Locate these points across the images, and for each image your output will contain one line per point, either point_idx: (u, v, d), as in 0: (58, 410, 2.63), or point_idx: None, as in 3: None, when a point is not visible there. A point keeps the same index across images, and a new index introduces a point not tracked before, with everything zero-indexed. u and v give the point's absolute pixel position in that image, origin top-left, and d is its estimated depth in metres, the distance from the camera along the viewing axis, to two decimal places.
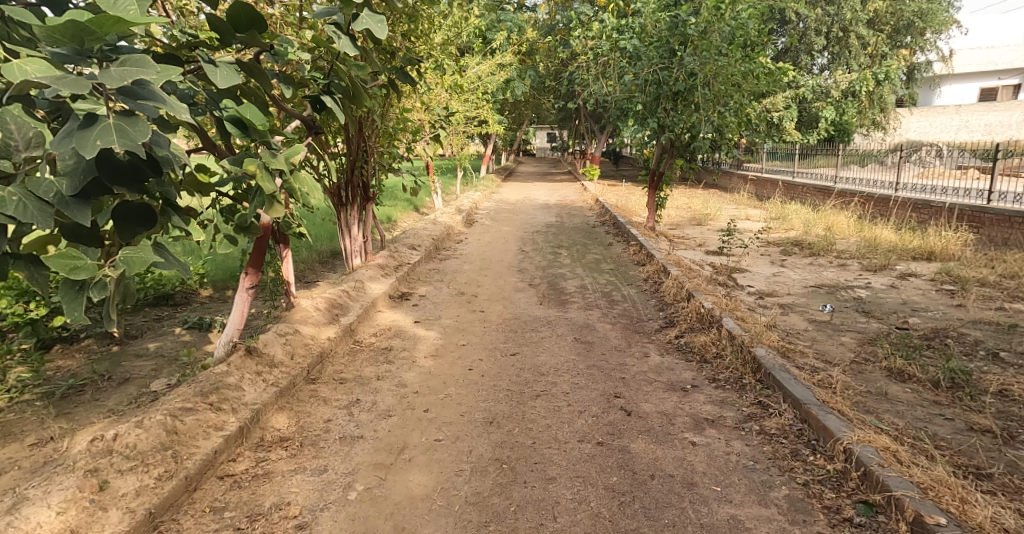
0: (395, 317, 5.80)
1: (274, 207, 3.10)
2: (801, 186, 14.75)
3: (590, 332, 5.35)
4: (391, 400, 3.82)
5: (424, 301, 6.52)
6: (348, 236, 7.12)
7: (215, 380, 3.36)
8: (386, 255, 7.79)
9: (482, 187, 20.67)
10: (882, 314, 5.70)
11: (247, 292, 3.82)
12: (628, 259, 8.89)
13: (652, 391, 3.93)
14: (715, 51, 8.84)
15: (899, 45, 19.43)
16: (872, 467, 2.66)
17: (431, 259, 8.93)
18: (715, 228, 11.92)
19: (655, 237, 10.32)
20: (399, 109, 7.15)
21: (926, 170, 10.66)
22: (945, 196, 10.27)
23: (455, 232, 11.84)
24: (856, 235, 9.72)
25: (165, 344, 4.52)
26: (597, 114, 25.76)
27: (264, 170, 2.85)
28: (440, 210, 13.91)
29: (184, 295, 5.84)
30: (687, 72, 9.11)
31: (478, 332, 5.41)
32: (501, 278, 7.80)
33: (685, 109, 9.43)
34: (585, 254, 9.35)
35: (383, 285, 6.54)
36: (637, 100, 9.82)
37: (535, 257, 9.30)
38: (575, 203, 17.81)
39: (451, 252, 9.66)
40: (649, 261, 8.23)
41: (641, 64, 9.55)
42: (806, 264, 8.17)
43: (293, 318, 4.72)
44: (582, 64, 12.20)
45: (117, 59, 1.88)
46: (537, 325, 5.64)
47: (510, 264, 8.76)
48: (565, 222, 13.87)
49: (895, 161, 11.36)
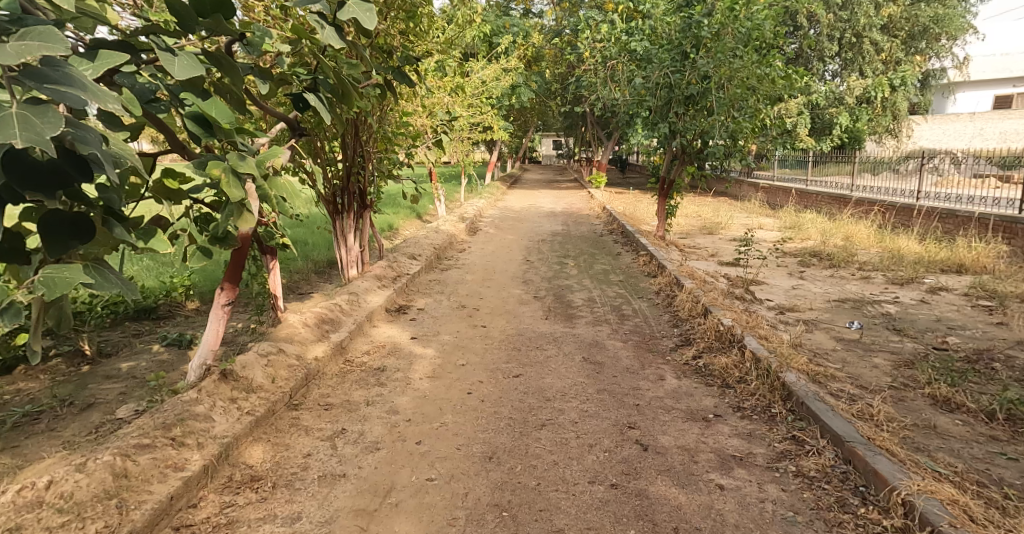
0: (392, 333, 5.42)
1: (245, 216, 2.76)
2: (814, 194, 14.34)
3: (599, 352, 4.97)
4: (381, 429, 3.46)
5: (423, 315, 6.15)
6: (344, 245, 6.78)
7: (181, 409, 2.99)
8: (385, 265, 7.44)
9: (486, 195, 20.35)
10: (917, 333, 5.29)
11: (223, 310, 3.43)
12: (638, 270, 8.50)
13: (670, 422, 3.54)
14: (730, 53, 8.47)
15: (914, 50, 19.04)
16: (941, 526, 2.27)
17: (431, 268, 8.58)
18: (728, 238, 11.54)
19: (665, 247, 9.94)
20: (398, 110, 6.83)
21: (943, 179, 10.39)
22: (964, 205, 9.96)
23: (457, 241, 11.49)
24: (877, 245, 9.32)
25: (138, 364, 4.15)
26: (604, 121, 25.45)
27: (231, 176, 2.47)
28: (443, 218, 13.57)
29: (168, 308, 5.50)
30: (700, 75, 8.75)
31: (479, 351, 5.03)
32: (505, 290, 7.44)
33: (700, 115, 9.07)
34: (593, 265, 8.98)
35: (380, 298, 6.19)
36: (647, 105, 9.46)
37: (540, 267, 8.93)
38: (582, 211, 17.45)
39: (453, 262, 9.31)
40: (660, 272, 7.85)
41: (651, 67, 9.21)
42: (827, 276, 7.77)
43: (278, 336, 4.36)
44: (590, 68, 11.85)
45: (21, 36, 1.52)
46: (543, 342, 5.27)
47: (514, 274, 8.39)
48: (572, 230, 13.51)
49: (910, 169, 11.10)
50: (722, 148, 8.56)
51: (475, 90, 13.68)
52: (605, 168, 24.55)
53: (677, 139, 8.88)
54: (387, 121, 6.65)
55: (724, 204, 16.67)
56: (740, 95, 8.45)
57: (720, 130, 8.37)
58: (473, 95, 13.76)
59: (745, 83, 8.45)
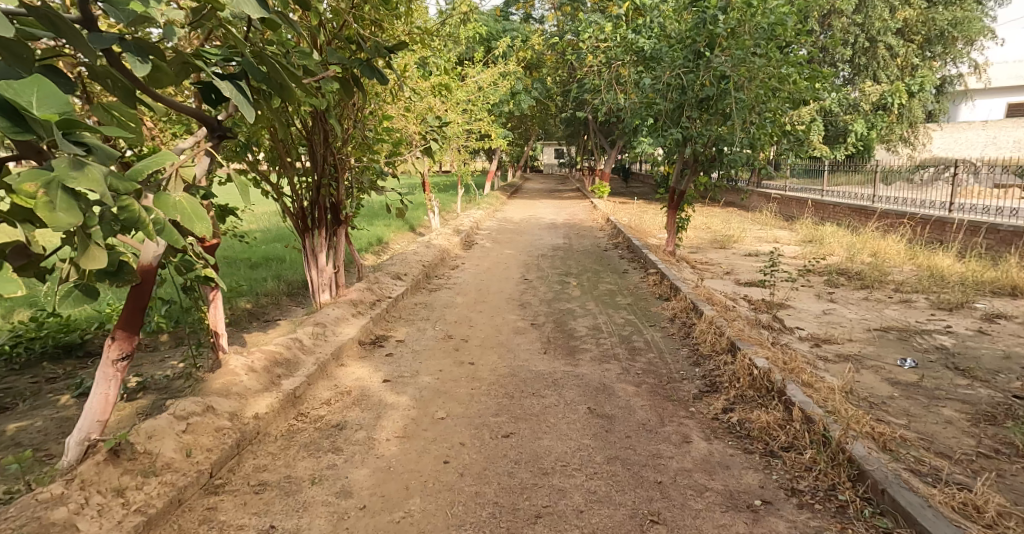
0: (362, 374, 4.58)
1: (95, 252, 1.77)
2: (831, 205, 13.56)
3: (608, 400, 4.13)
4: (324, 524, 2.61)
5: (403, 349, 5.32)
6: (315, 267, 5.99)
7: (32, 517, 2.21)
8: (364, 287, 6.62)
9: (485, 205, 19.60)
10: (986, 374, 4.46)
11: (115, 367, 2.58)
12: (647, 291, 7.69)
13: (705, 512, 2.70)
14: (749, 50, 7.68)
15: (930, 55, 18.32)
16: None
17: (419, 289, 7.76)
18: (742, 254, 10.74)
19: (676, 264, 9.17)
20: (375, 110, 6.03)
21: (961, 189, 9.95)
22: (987, 216, 9.49)
23: (450, 256, 10.69)
24: (910, 263, 8.50)
25: (32, 425, 3.32)
26: (607, 128, 24.71)
27: (67, 196, 1.57)
28: (436, 231, 12.79)
29: (98, 343, 4.67)
30: (716, 75, 7.96)
31: (465, 398, 4.18)
32: (499, 316, 6.61)
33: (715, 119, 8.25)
34: (597, 285, 8.18)
35: (354, 328, 5.35)
36: (656, 108, 8.66)
37: (540, 287, 8.11)
38: (584, 222, 16.68)
39: (444, 281, 8.50)
40: (673, 295, 7.03)
41: (661, 67, 8.40)
42: (860, 299, 6.95)
43: (211, 387, 3.51)
44: (592, 69, 11.07)
45: None
46: (540, 385, 4.43)
47: (511, 296, 7.57)
48: (574, 244, 12.69)
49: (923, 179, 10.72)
50: (742, 156, 7.72)
51: (469, 95, 12.89)
52: (608, 178, 23.82)
53: (691, 146, 8.05)
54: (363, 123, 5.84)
55: (734, 215, 15.86)
56: (761, 97, 7.64)
57: (740, 136, 7.53)
58: (468, 100, 12.98)
59: (766, 83, 7.64)
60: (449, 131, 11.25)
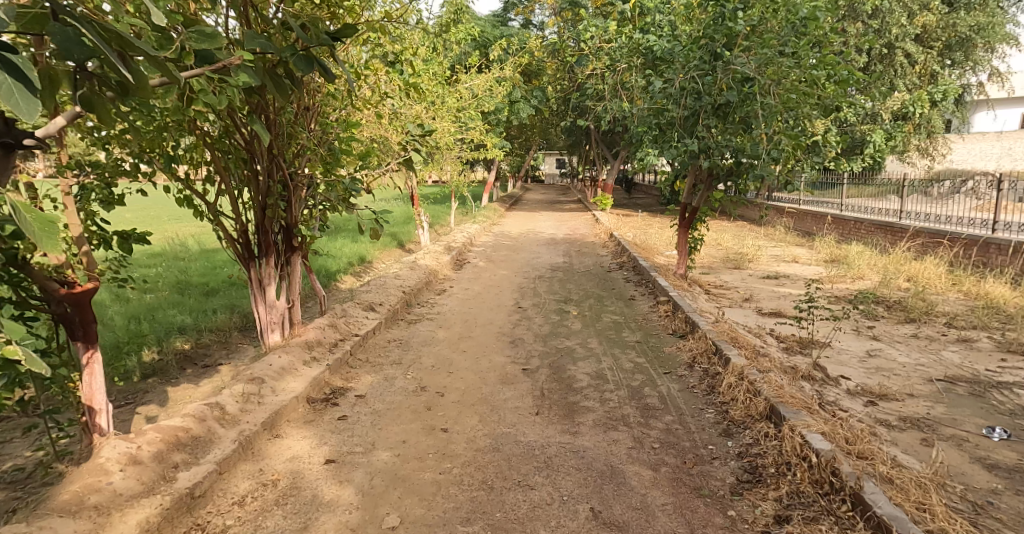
0: (300, 450, 3.56)
1: None
2: (851, 221, 12.60)
3: (618, 494, 3.12)
4: None
5: (362, 407, 4.31)
6: (264, 302, 4.97)
7: None
8: (327, 324, 5.60)
9: (481, 219, 18.69)
10: None
11: None
12: (658, 325, 6.71)
13: None
14: (777, 49, 6.69)
15: (949, 63, 17.38)
16: None
17: (396, 322, 6.77)
18: (760, 278, 9.78)
19: (688, 289, 8.24)
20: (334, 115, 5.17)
21: (981, 204, 9.28)
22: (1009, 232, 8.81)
23: (439, 278, 9.72)
24: (956, 291, 7.51)
25: None
26: (610, 139, 23.81)
27: None
28: (425, 249, 11.85)
29: None
30: (737, 78, 6.97)
31: (429, 490, 3.17)
32: (486, 358, 5.61)
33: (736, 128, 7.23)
34: (600, 316, 7.21)
35: (302, 382, 4.34)
36: (668, 115, 7.66)
37: (535, 319, 7.13)
38: (586, 238, 15.74)
39: (427, 310, 7.51)
40: (690, 332, 6.04)
41: (673, 69, 7.42)
42: (909, 338, 5.96)
43: (59, 500, 2.51)
44: (593, 73, 10.10)
45: None
46: (528, 468, 3.42)
47: (502, 331, 6.58)
48: (575, 263, 11.72)
49: (939, 193, 10.08)
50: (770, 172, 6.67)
51: (461, 103, 11.96)
52: (611, 190, 22.91)
53: (711, 160, 7.03)
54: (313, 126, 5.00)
55: (746, 230, 14.89)
56: (792, 102, 6.61)
57: (769, 149, 6.49)
58: (461, 108, 12.05)
59: (798, 86, 6.61)
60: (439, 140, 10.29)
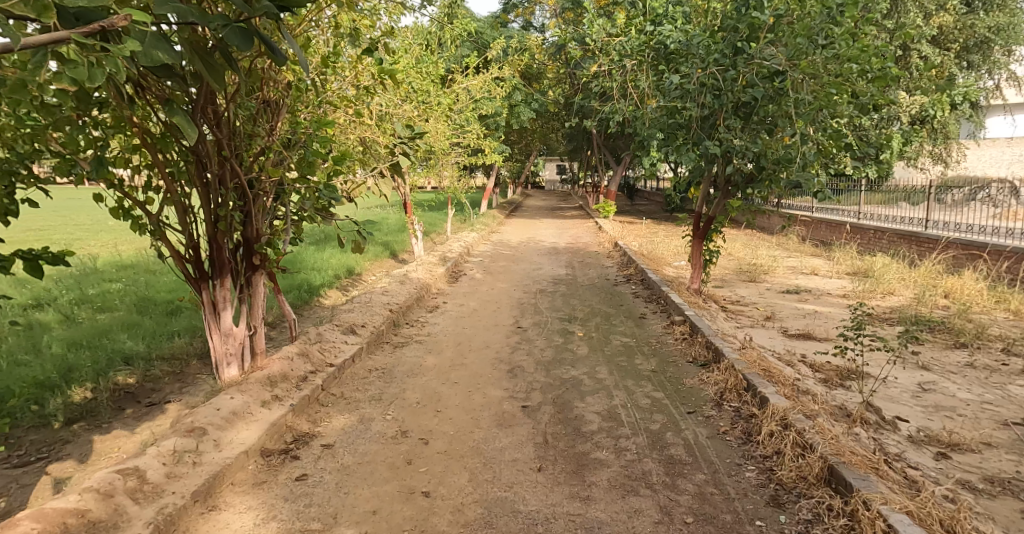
0: (241, 527, 2.82)
1: None
2: (870, 229, 11.97)
3: None
4: None
5: (328, 461, 3.57)
6: (220, 331, 4.21)
7: None
8: (297, 353, 4.86)
9: (480, 226, 18.01)
10: None
11: None
12: (675, 350, 5.99)
13: None
14: (811, 42, 5.96)
15: (966, 65, 16.73)
16: None
17: (381, 347, 6.05)
18: (779, 294, 9.07)
19: (705, 307, 7.52)
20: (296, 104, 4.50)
21: (1004, 212, 8.93)
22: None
23: (432, 293, 9.02)
24: (1003, 311, 6.80)
25: None
26: (612, 144, 23.14)
27: None
28: (419, 261, 11.14)
29: None
30: (765, 73, 6.23)
31: None
32: (481, 394, 4.88)
33: (763, 127, 6.48)
34: (609, 340, 6.50)
35: (257, 430, 3.60)
36: (684, 114, 6.90)
37: (537, 343, 6.42)
38: (588, 247, 15.06)
39: (418, 332, 6.79)
40: (713, 362, 5.31)
41: (691, 62, 6.66)
42: (965, 368, 5.23)
43: None
44: (597, 71, 9.37)
45: None
46: None
47: (499, 359, 5.86)
48: (578, 275, 11.00)
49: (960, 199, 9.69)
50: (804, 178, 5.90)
51: (453, 103, 11.20)
52: (614, 197, 22.22)
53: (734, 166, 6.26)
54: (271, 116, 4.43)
55: (757, 240, 14.20)
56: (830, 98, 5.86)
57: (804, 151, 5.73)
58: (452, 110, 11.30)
59: (835, 81, 5.87)
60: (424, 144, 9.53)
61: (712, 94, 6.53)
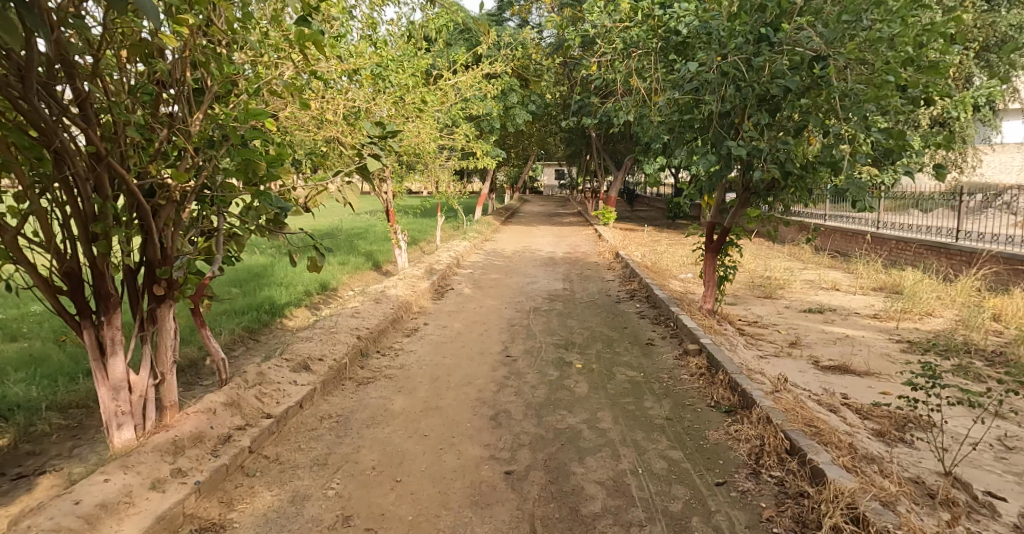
0: None
1: None
2: (892, 239, 11.08)
3: None
4: None
5: None
6: (111, 384, 3.21)
7: None
8: (223, 402, 3.88)
9: (473, 234, 17.11)
10: None
11: None
12: (692, 390, 5.05)
13: None
14: (857, 19, 4.87)
15: (987, 64, 15.82)
16: None
17: (342, 384, 5.09)
18: (801, 313, 8.16)
19: (722, 333, 6.60)
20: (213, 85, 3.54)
21: None
22: None
23: (413, 314, 8.08)
24: None
25: None
26: (612, 147, 22.26)
27: None
28: (403, 275, 10.21)
29: None
30: (803, 61, 5.10)
31: None
32: (454, 454, 3.92)
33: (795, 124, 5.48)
34: (612, 375, 5.56)
35: (133, 528, 2.64)
36: (700, 113, 5.82)
37: (528, 380, 5.47)
38: (588, 257, 14.14)
39: (390, 364, 5.84)
40: (742, 411, 4.35)
41: (710, 52, 5.57)
42: None
43: None
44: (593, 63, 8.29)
45: None
46: None
47: (482, 401, 4.91)
48: (576, 290, 10.08)
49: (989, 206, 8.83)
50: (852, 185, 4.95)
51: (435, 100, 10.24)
52: (614, 203, 21.32)
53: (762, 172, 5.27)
54: (177, 100, 3.48)
55: (768, 250, 13.29)
56: (886, 87, 4.79)
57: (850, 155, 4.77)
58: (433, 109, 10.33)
59: (892, 66, 4.81)
60: (403, 145, 8.57)
61: (735, 84, 5.39)
